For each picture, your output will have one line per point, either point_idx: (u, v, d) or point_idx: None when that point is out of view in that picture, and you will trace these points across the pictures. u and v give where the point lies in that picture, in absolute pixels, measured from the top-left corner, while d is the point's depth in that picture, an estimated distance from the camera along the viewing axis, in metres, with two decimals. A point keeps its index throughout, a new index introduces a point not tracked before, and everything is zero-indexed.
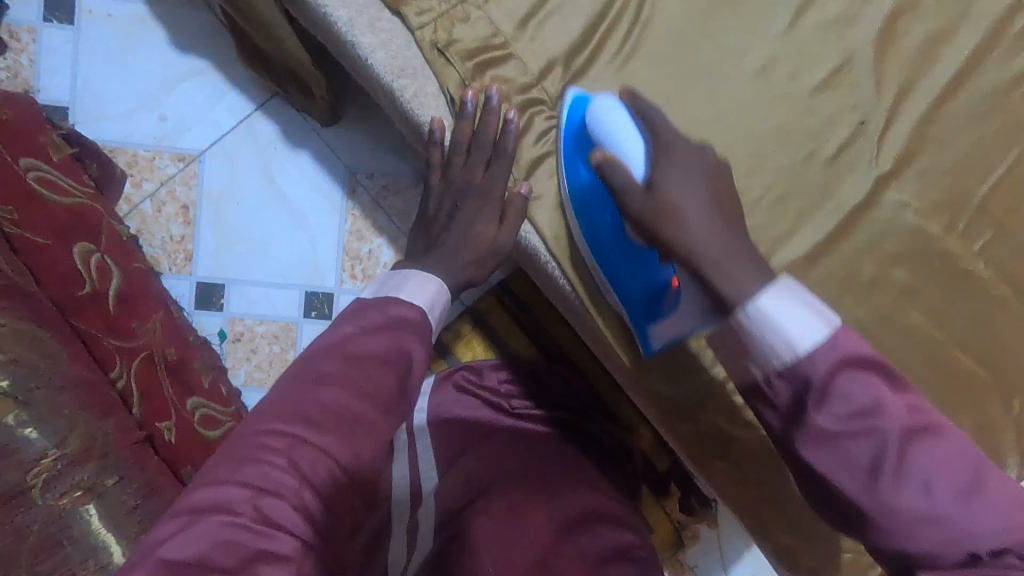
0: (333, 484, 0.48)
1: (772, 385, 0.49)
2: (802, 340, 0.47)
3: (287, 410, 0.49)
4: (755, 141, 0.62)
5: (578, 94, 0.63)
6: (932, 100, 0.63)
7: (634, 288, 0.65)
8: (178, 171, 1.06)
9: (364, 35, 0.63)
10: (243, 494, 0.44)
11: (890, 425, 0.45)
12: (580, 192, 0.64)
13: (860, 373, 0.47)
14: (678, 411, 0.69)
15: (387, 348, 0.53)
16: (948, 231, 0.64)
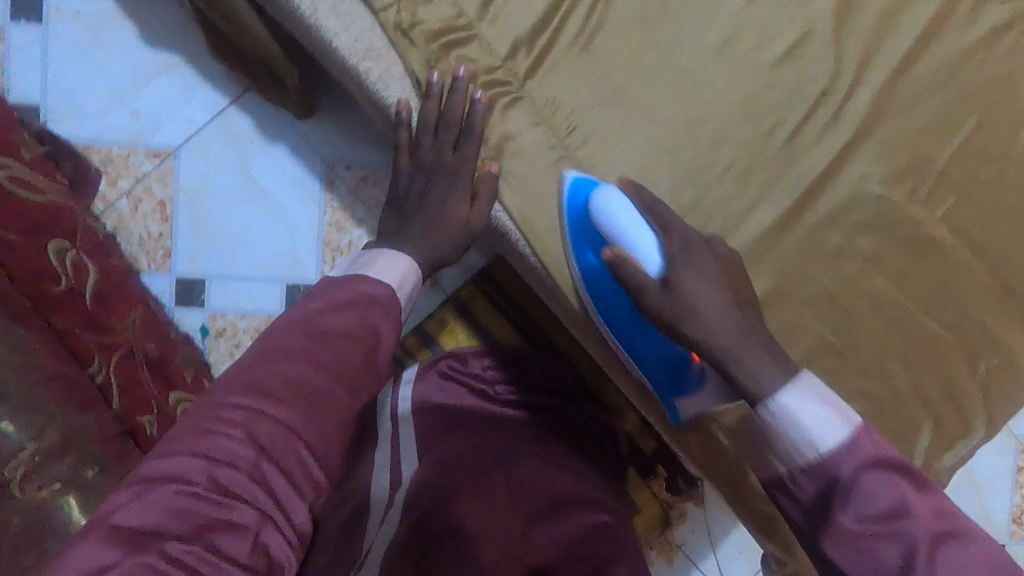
0: (292, 457, 0.51)
1: (797, 479, 0.52)
2: (824, 437, 0.50)
3: (248, 385, 0.52)
4: (718, 115, 0.63)
5: (576, 177, 0.63)
6: (891, 70, 0.64)
7: (651, 359, 0.68)
8: (153, 168, 1.06)
9: (327, 19, 0.63)
10: (199, 465, 0.47)
11: (917, 529, 0.46)
12: (591, 273, 0.65)
13: (883, 474, 0.48)
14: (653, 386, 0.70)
15: (350, 324, 0.57)
16: (912, 199, 0.65)
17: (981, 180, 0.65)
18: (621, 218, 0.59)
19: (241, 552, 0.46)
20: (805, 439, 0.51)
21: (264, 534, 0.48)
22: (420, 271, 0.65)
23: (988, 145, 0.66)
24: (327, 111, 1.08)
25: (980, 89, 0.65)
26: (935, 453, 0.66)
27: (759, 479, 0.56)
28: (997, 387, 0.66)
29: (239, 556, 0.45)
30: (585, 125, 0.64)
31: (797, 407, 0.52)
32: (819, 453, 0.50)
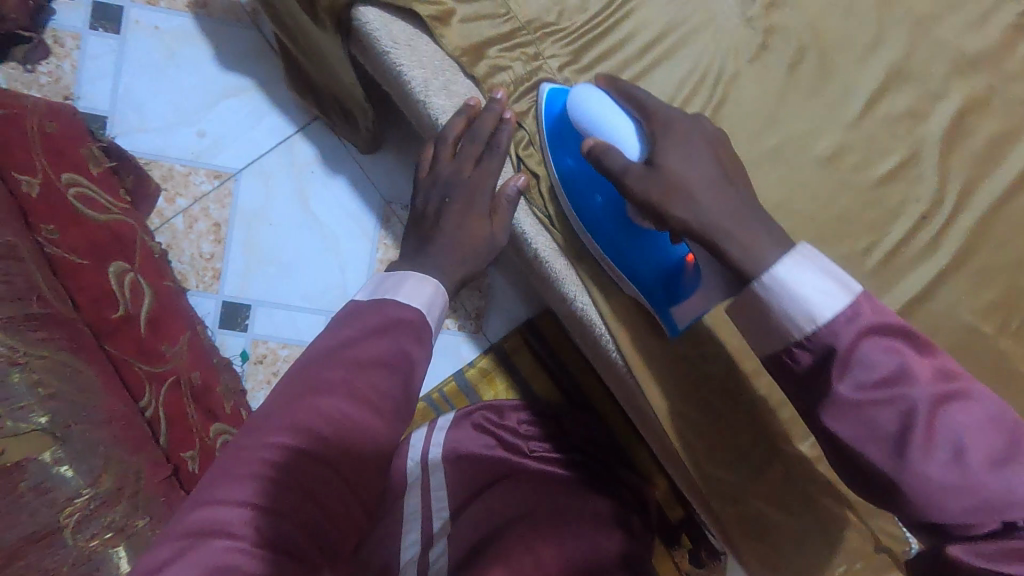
0: (334, 497, 0.48)
1: (795, 353, 0.48)
2: (821, 309, 0.46)
3: (286, 421, 0.48)
4: (817, 230, 0.62)
5: (552, 89, 0.64)
6: (995, 199, 0.63)
7: (645, 270, 0.65)
8: (212, 188, 1.06)
9: (437, 96, 0.64)
10: (243, 515, 0.44)
11: (918, 392, 0.44)
12: (572, 177, 0.65)
13: (884, 340, 0.45)
14: (719, 491, 0.68)
15: (387, 351, 0.53)
16: (1002, 329, 0.64)
17: None
18: (591, 106, 0.60)
19: None
20: (800, 313, 0.47)
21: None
22: (447, 294, 0.60)
23: None
24: (391, 147, 1.07)
25: None
26: None
27: (755, 354, 0.52)
28: None
29: None
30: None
31: (789, 275, 0.48)
32: (815, 326, 0.46)
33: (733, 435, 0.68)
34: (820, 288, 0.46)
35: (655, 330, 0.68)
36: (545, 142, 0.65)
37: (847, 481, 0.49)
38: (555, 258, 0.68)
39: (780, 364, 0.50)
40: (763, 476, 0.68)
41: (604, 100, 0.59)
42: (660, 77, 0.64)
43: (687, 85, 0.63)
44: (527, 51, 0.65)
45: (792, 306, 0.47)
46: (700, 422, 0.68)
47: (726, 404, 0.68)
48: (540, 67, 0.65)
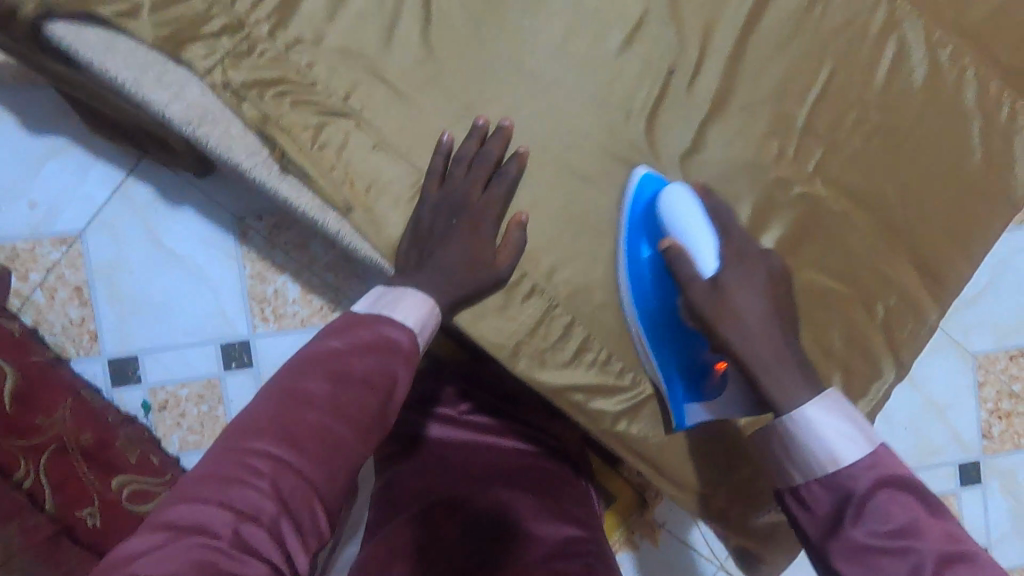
0: (307, 511, 0.45)
1: (811, 491, 0.50)
2: (843, 451, 0.50)
3: (271, 427, 0.46)
4: (571, 116, 0.63)
5: (646, 173, 0.63)
6: (736, 36, 0.64)
7: (678, 360, 0.65)
8: (61, 255, 1.04)
9: (152, 91, 0.57)
10: (223, 516, 0.42)
11: (927, 548, 0.44)
12: (637, 268, 0.64)
13: (903, 495, 0.47)
14: (569, 383, 0.64)
15: (375, 368, 0.51)
16: (781, 159, 0.65)
17: (844, 127, 0.66)
18: (679, 213, 0.60)
19: None
20: (823, 450, 0.50)
21: None
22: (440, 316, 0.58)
23: (847, 89, 0.66)
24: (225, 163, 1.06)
25: (830, 37, 0.65)
26: (849, 401, 0.66)
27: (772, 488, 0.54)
28: (898, 325, 0.67)
29: None
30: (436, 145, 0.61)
31: (820, 417, 0.52)
32: (837, 467, 0.49)
33: (575, 340, 0.65)
34: (845, 432, 0.50)
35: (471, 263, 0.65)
36: (623, 222, 0.64)
37: (767, 437, 0.55)
38: (324, 214, 0.60)
39: (796, 500, 0.51)
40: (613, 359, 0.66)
41: (700, 215, 0.60)
42: (375, 5, 0.60)
43: (405, 6, 0.60)
44: (231, 22, 0.58)
45: (817, 444, 0.51)
46: (541, 347, 0.64)
47: (565, 315, 0.64)
48: (250, 37, 0.58)
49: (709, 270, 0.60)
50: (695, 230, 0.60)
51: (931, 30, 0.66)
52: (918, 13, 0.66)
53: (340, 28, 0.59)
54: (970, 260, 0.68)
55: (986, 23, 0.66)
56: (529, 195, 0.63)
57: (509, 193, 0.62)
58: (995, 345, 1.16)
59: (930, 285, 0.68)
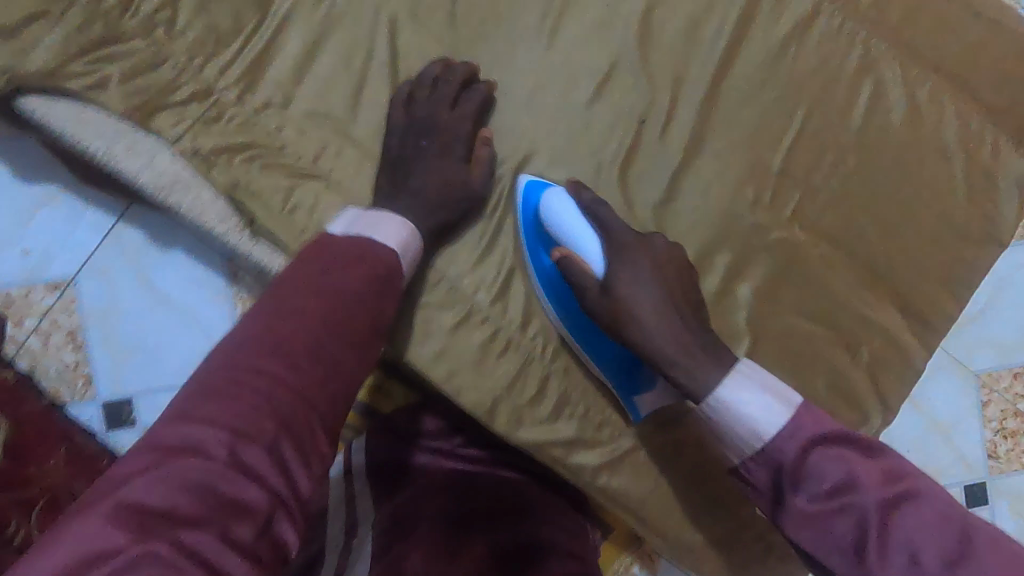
0: (307, 427, 0.44)
1: (750, 470, 0.50)
2: (763, 423, 0.49)
3: (265, 345, 0.45)
4: (543, 170, 0.63)
5: (530, 180, 0.62)
6: (708, 83, 0.64)
7: (610, 356, 0.65)
8: (56, 300, 0.98)
9: (124, 160, 0.58)
10: (220, 439, 0.40)
11: (866, 499, 0.45)
12: (547, 276, 0.64)
13: (830, 449, 0.47)
14: (548, 435, 0.64)
15: (355, 290, 0.49)
16: (757, 205, 0.65)
17: (821, 170, 0.65)
18: (564, 215, 0.60)
19: (248, 540, 0.39)
20: (746, 430, 0.49)
21: (277, 517, 0.41)
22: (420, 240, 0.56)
23: (821, 132, 0.65)
24: None
25: (803, 81, 0.65)
26: None
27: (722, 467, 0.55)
28: (883, 369, 0.66)
29: (244, 543, 0.38)
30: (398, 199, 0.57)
31: (736, 398, 0.51)
32: (762, 442, 0.49)
33: (553, 394, 0.65)
34: (762, 406, 0.49)
35: (450, 305, 0.63)
36: (520, 233, 0.63)
37: (699, 423, 0.54)
38: None
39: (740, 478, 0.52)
40: (591, 410, 0.66)
41: (577, 213, 0.60)
42: (343, 67, 0.60)
43: (373, 67, 0.60)
44: (200, 89, 0.58)
45: (738, 425, 0.50)
46: (518, 402, 0.64)
47: (543, 367, 0.65)
48: (218, 103, 0.58)
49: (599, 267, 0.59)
50: (575, 226, 0.60)
51: (908, 69, 0.65)
52: (893, 53, 0.65)
53: (309, 91, 0.59)
54: (956, 300, 0.67)
55: (962, 61, 0.66)
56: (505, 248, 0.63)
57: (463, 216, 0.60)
58: (1001, 364, 0.98)
59: (915, 327, 0.66)
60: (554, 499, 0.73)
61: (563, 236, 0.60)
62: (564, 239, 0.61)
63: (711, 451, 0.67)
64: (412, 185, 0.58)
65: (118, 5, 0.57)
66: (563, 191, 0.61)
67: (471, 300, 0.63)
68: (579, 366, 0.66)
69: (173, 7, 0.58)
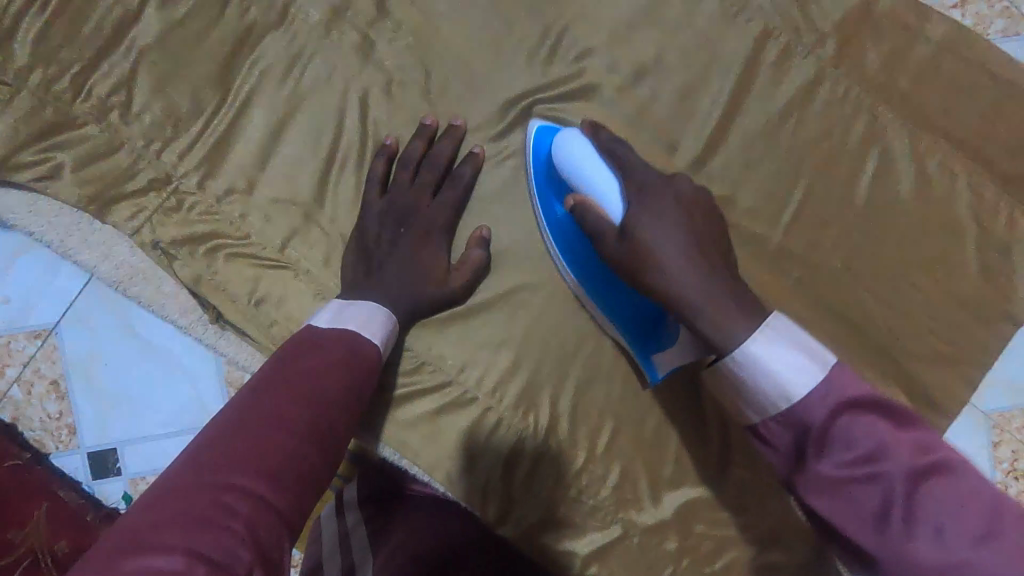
0: (283, 559, 0.34)
1: (769, 430, 0.40)
2: (795, 384, 0.38)
3: (245, 456, 0.36)
4: (528, 248, 0.60)
5: (542, 126, 0.57)
6: (704, 154, 0.60)
7: (631, 317, 0.57)
8: (40, 348, 0.79)
9: (81, 253, 0.56)
10: (193, 568, 0.30)
11: (897, 469, 0.35)
12: (560, 227, 0.58)
13: (866, 414, 0.37)
14: (538, 521, 0.61)
15: (340, 395, 0.43)
16: (757, 283, 0.60)
17: (825, 243, 0.61)
18: (572, 150, 0.54)
19: None
20: (773, 390, 0.39)
21: None
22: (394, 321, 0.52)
23: (825, 203, 0.61)
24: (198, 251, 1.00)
25: (803, 151, 0.61)
26: None
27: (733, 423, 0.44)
28: None
29: None
30: (375, 287, 0.53)
31: (762, 352, 0.40)
32: (791, 406, 0.38)
33: (544, 483, 0.61)
34: (795, 363, 0.38)
35: (430, 390, 0.60)
36: (531, 180, 0.58)
37: (713, 375, 0.43)
38: None
39: (753, 438, 0.42)
40: (581, 500, 0.61)
41: (592, 154, 0.53)
42: (310, 147, 0.56)
43: (342, 146, 0.57)
44: (160, 176, 0.55)
45: (765, 383, 0.39)
46: (503, 491, 0.61)
47: (531, 455, 0.60)
48: (178, 191, 0.55)
49: (616, 210, 0.51)
50: (589, 167, 0.53)
51: (917, 137, 0.61)
52: (901, 120, 0.61)
53: (276, 172, 0.56)
54: (969, 381, 0.62)
55: (975, 127, 0.61)
56: (489, 329, 0.60)
57: (468, 281, 0.56)
58: (1013, 403, 0.76)
59: (925, 411, 0.62)
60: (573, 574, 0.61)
61: (576, 179, 0.54)
62: (578, 182, 0.54)
63: (710, 544, 0.62)
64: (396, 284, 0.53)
65: (70, 88, 0.54)
66: (576, 132, 0.55)
67: (462, 380, 0.60)
68: (569, 455, 0.61)
69: (129, 89, 0.54)
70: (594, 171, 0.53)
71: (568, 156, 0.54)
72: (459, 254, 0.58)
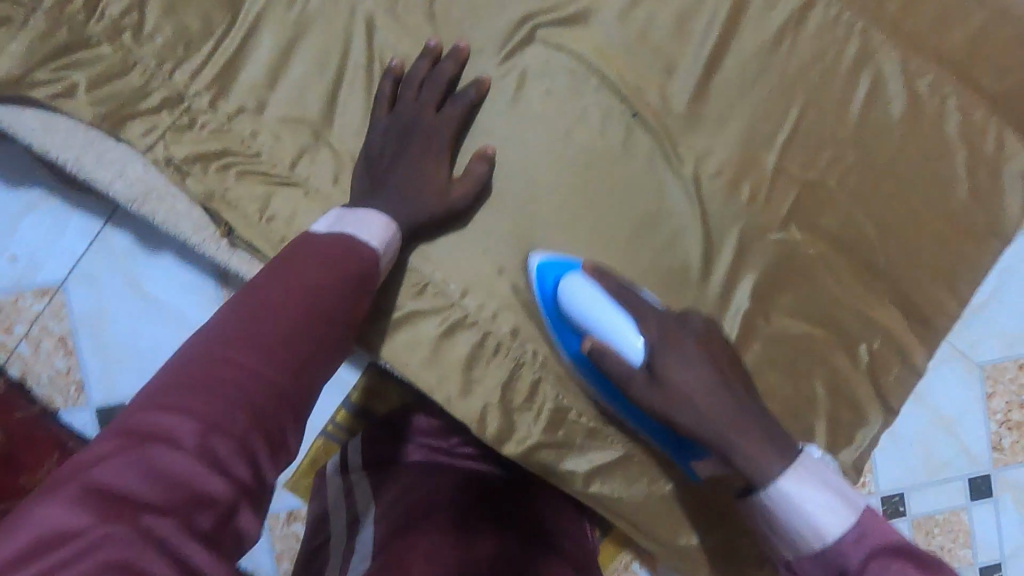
0: (282, 422, 0.38)
1: (804, 566, 0.47)
2: (826, 525, 0.46)
3: (243, 334, 0.39)
4: (531, 168, 0.61)
5: (544, 260, 0.60)
6: (701, 76, 0.62)
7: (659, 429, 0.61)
8: (47, 305, 0.77)
9: (96, 171, 0.57)
10: (192, 425, 0.34)
11: None
12: (580, 358, 0.61)
13: (896, 562, 0.43)
14: (539, 439, 0.62)
15: (339, 288, 0.44)
16: (751, 203, 0.63)
17: (819, 164, 0.63)
18: (591, 304, 0.57)
19: (212, 532, 0.33)
20: (806, 529, 0.47)
21: (240, 513, 0.34)
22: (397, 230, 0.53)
23: (819, 124, 0.63)
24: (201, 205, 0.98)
25: (797, 73, 0.62)
26: (832, 449, 0.64)
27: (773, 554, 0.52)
28: (883, 370, 0.64)
29: (207, 535, 0.32)
30: (382, 199, 0.54)
31: (797, 493, 0.48)
32: (823, 544, 0.46)
33: (546, 400, 0.63)
34: (823, 505, 0.46)
35: (436, 308, 0.60)
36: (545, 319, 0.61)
37: (750, 503, 0.51)
38: None
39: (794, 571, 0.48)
40: (583, 416, 0.63)
41: (604, 301, 0.57)
42: (318, 69, 0.58)
43: (349, 68, 0.58)
44: (172, 95, 0.56)
45: (798, 522, 0.47)
46: (508, 407, 0.62)
47: (533, 373, 0.62)
48: (190, 109, 0.56)
49: (639, 353, 0.56)
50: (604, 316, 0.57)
51: (908, 59, 0.63)
52: (892, 42, 0.63)
53: (285, 93, 0.58)
54: (958, 297, 0.65)
55: (962, 50, 0.63)
56: (493, 249, 0.61)
57: (471, 195, 0.58)
58: (1006, 354, 0.78)
59: (916, 328, 0.65)
60: (569, 510, 0.66)
61: (592, 325, 0.58)
62: (596, 329, 0.58)
63: None
64: (403, 201, 0.55)
65: (82, 9, 0.55)
66: (582, 277, 0.58)
67: (465, 302, 0.61)
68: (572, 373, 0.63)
69: (141, 10, 0.56)
70: (613, 320, 0.57)
71: (581, 305, 0.58)
72: (460, 168, 0.60)
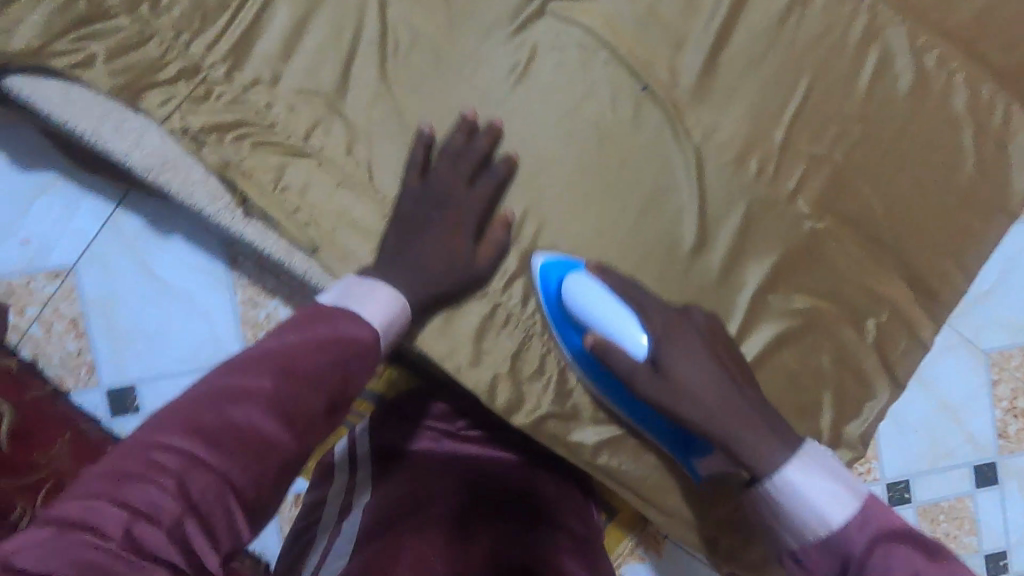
0: (221, 516, 0.36)
1: (808, 553, 0.48)
2: (831, 512, 0.47)
3: (187, 420, 0.37)
4: (541, 141, 0.61)
5: (547, 260, 0.60)
6: (710, 51, 0.62)
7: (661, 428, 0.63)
8: (59, 287, 0.77)
9: (112, 141, 0.58)
10: (116, 516, 0.33)
11: None
12: (582, 356, 0.62)
13: (901, 547, 0.44)
14: (549, 410, 0.63)
15: (319, 372, 0.42)
16: (760, 177, 0.63)
17: (827, 139, 0.64)
18: (594, 301, 0.58)
19: None
20: (811, 515, 0.48)
21: None
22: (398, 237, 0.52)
23: (827, 99, 0.63)
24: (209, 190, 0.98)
25: (805, 48, 0.63)
26: (840, 422, 0.64)
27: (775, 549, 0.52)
28: (890, 343, 0.65)
29: None
30: None
31: (801, 481, 0.49)
32: (827, 530, 0.47)
33: (555, 372, 0.63)
34: (828, 491, 0.48)
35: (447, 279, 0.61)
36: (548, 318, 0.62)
37: (754, 495, 0.52)
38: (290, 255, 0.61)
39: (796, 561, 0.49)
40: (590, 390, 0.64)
41: (609, 299, 0.58)
42: (331, 41, 0.59)
43: (362, 41, 0.59)
44: (188, 66, 0.57)
45: (802, 509, 0.49)
46: (519, 379, 0.62)
47: (543, 345, 0.63)
48: (206, 80, 0.57)
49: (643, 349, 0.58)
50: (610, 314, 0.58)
51: (914, 35, 0.63)
52: (898, 17, 0.63)
53: (298, 65, 0.58)
54: (963, 272, 0.65)
55: (967, 27, 0.64)
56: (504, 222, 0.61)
57: (481, 165, 0.59)
58: (1012, 342, 0.78)
59: (922, 302, 0.65)
60: (569, 495, 0.66)
61: (596, 322, 0.59)
62: (601, 326, 0.59)
63: None
64: (418, 179, 0.57)
65: None
66: (585, 274, 0.59)
67: None
68: None
69: None
70: (619, 320, 0.58)
71: (584, 304, 0.59)
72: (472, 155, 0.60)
